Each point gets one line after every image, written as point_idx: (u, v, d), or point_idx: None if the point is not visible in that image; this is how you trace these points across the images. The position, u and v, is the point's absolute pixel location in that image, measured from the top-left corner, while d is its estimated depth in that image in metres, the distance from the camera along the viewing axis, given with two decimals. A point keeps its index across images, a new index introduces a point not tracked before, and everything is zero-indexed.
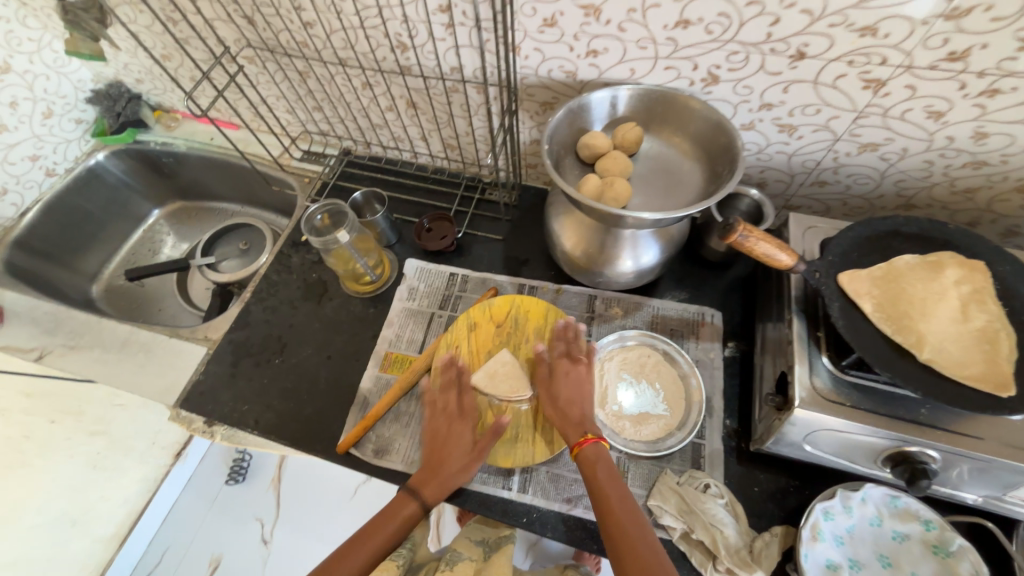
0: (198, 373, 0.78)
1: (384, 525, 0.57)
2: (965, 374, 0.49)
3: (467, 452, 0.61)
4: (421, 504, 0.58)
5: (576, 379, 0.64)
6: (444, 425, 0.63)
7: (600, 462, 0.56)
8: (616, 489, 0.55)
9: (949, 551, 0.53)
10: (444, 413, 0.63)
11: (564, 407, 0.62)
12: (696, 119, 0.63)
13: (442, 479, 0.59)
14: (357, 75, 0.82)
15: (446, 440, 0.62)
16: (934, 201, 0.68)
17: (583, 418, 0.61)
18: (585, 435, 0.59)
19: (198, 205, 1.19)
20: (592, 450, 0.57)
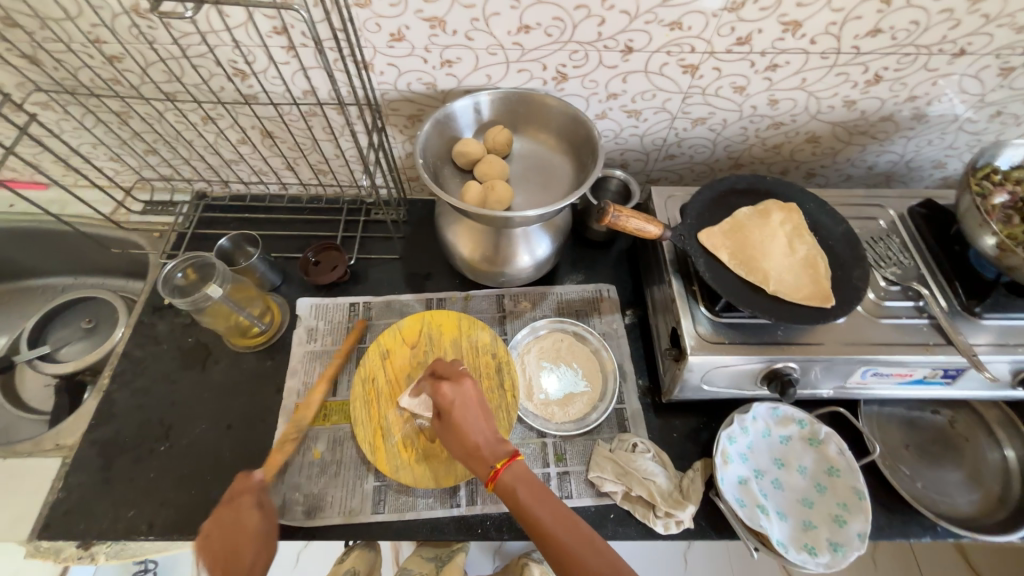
0: (57, 491, 0.64)
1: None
2: (801, 296, 0.60)
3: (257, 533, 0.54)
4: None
5: (466, 406, 0.58)
6: (224, 525, 0.54)
7: (517, 488, 0.53)
8: (545, 511, 0.51)
9: (819, 439, 0.64)
10: (220, 514, 0.54)
11: (467, 445, 0.56)
12: (556, 115, 0.67)
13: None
14: (192, 109, 0.73)
15: (229, 534, 0.53)
16: (755, 158, 0.82)
17: (486, 446, 0.56)
18: (494, 468, 0.54)
19: (10, 286, 0.96)
20: (507, 477, 0.54)
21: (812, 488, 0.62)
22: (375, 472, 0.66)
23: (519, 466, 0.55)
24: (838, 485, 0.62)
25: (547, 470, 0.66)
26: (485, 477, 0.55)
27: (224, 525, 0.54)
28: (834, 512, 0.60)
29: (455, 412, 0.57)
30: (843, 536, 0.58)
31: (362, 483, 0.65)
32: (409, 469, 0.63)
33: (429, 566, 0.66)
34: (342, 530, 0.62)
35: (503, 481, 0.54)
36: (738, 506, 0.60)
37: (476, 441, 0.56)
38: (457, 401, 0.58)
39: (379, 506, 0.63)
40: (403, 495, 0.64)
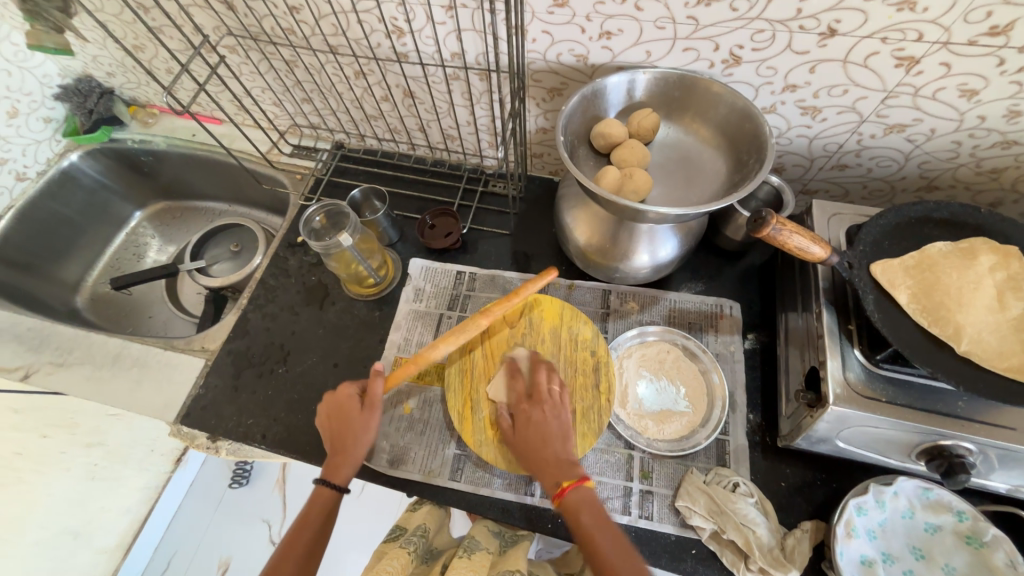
0: (198, 387, 0.75)
1: (309, 514, 0.55)
2: (1005, 365, 0.48)
3: (359, 420, 0.59)
4: (338, 482, 0.57)
5: (546, 417, 0.60)
6: (337, 409, 0.61)
7: (584, 507, 0.53)
8: (601, 529, 0.52)
9: (982, 541, 0.52)
10: (337, 398, 0.62)
11: (541, 451, 0.58)
12: (719, 104, 0.59)
13: (346, 449, 0.58)
14: (349, 63, 0.76)
15: (336, 417, 0.60)
16: (958, 182, 0.66)
17: (558, 459, 0.57)
18: (562, 484, 0.55)
19: (182, 204, 1.13)
20: (575, 496, 0.54)
21: None
22: (457, 440, 0.67)
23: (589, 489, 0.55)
24: None
25: (630, 485, 0.62)
26: (552, 490, 0.56)
27: (341, 408, 0.61)
28: None
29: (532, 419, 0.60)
30: None
31: (444, 447, 0.66)
32: (492, 447, 0.62)
33: (494, 542, 0.61)
34: (419, 487, 0.65)
35: (570, 495, 0.54)
36: None
37: (551, 451, 0.58)
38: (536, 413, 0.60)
39: (457, 474, 0.65)
40: (480, 470, 0.65)
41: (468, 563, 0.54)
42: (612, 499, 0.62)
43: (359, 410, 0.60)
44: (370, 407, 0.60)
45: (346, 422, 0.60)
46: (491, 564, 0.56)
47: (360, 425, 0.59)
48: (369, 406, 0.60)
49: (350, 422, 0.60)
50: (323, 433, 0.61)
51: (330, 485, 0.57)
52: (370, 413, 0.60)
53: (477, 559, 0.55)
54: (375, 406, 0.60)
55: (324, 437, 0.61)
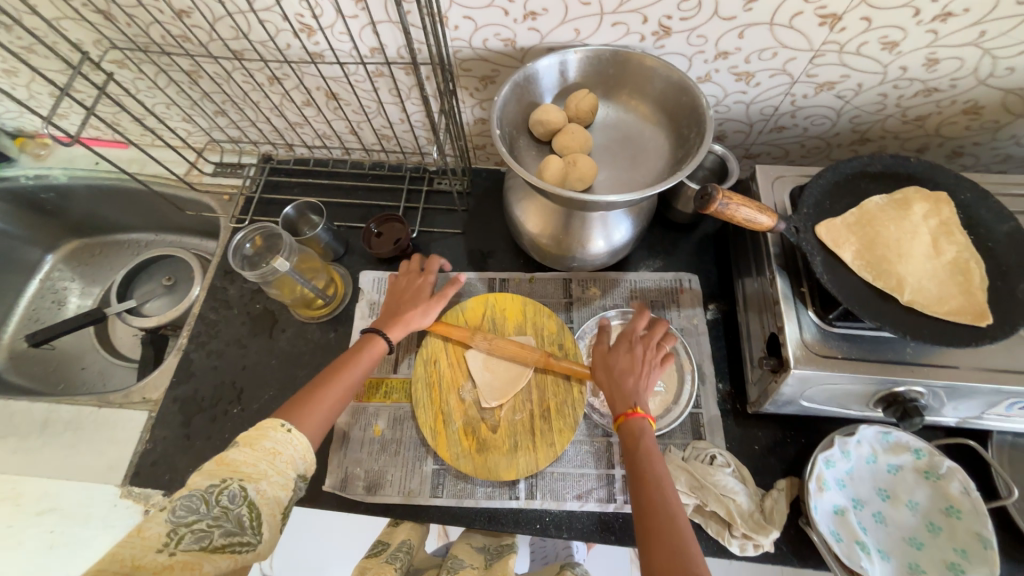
0: (145, 441, 0.69)
1: (356, 357, 0.57)
2: (945, 309, 0.50)
3: (426, 305, 0.63)
4: (387, 340, 0.60)
5: (646, 359, 0.56)
6: (408, 284, 0.65)
7: (642, 440, 0.50)
8: (656, 464, 0.48)
9: (938, 474, 0.55)
10: (409, 275, 0.66)
11: (621, 376, 0.55)
12: (655, 77, 0.58)
13: (406, 317, 0.62)
14: (259, 69, 0.69)
15: (404, 294, 0.65)
16: (887, 132, 0.68)
17: (637, 390, 0.54)
18: (633, 409, 0.52)
19: (100, 240, 1.03)
20: (637, 425, 0.51)
21: (922, 528, 0.54)
22: (434, 455, 0.64)
23: (649, 426, 0.51)
24: (958, 529, 0.53)
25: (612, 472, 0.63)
26: (617, 411, 0.53)
27: (412, 286, 0.65)
28: (949, 559, 0.52)
29: (631, 351, 0.57)
30: None
31: (421, 465, 0.64)
32: (470, 458, 0.60)
33: (478, 559, 0.62)
34: (400, 510, 0.62)
35: (630, 423, 0.51)
36: (834, 540, 0.53)
37: (631, 380, 0.54)
38: (639, 350, 0.57)
39: (438, 490, 0.63)
40: (462, 481, 0.63)
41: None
42: (596, 489, 0.62)
43: (428, 295, 0.64)
44: (438, 300, 0.64)
45: (413, 299, 0.64)
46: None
47: (424, 309, 0.63)
48: (438, 296, 0.64)
49: (418, 301, 0.63)
50: (388, 300, 0.65)
51: (380, 339, 0.59)
52: (436, 304, 0.63)
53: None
54: (443, 298, 0.63)
55: (388, 301, 0.65)
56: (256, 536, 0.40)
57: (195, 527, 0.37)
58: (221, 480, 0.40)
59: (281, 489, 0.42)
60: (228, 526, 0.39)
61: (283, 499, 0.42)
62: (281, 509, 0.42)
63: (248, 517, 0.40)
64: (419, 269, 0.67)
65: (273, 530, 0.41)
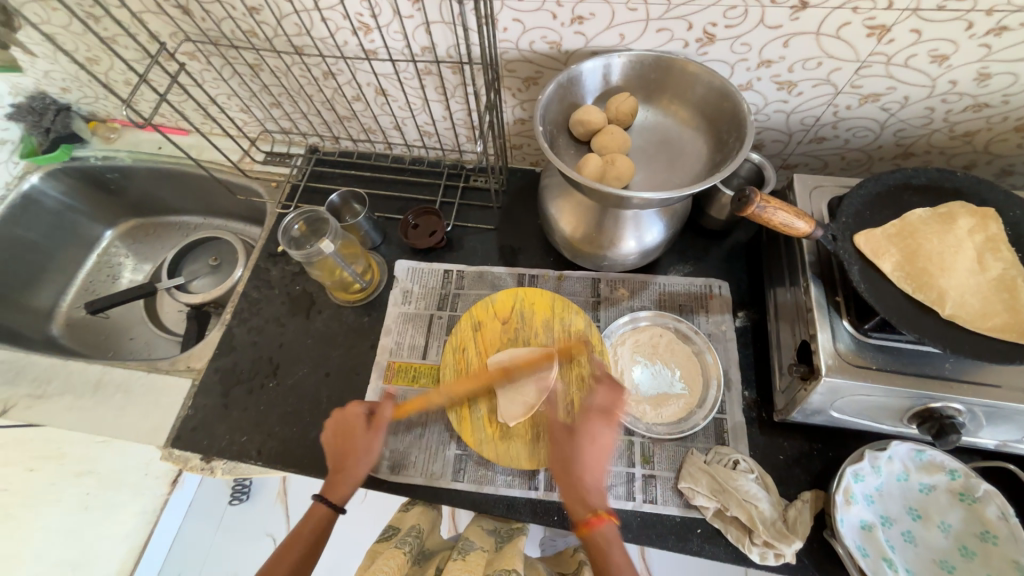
0: (186, 408, 0.73)
1: (300, 534, 0.53)
2: (988, 325, 0.49)
3: (365, 442, 0.58)
4: (335, 504, 0.55)
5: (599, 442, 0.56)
6: (342, 425, 0.59)
7: (611, 543, 0.50)
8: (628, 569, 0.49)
9: (974, 497, 0.53)
10: (344, 416, 0.60)
11: (577, 472, 0.54)
12: (697, 84, 0.59)
13: (349, 472, 0.56)
14: (316, 64, 0.74)
15: (341, 434, 0.59)
16: (932, 147, 0.67)
17: (595, 487, 0.54)
18: (597, 514, 0.52)
19: (154, 220, 1.09)
20: (602, 532, 0.51)
21: (954, 551, 0.53)
22: (457, 441, 0.66)
23: (613, 527, 0.52)
24: (993, 554, 0.51)
25: (632, 471, 0.63)
26: (579, 517, 0.52)
27: (349, 425, 0.59)
28: None
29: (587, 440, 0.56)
30: None
31: (444, 449, 0.66)
32: (492, 445, 0.62)
33: (488, 540, 0.60)
34: (422, 491, 0.64)
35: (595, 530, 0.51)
36: (860, 555, 0.52)
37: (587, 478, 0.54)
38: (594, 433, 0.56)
39: (459, 475, 0.64)
40: (483, 468, 0.64)
41: (462, 565, 0.54)
42: (616, 486, 0.62)
43: (366, 431, 0.59)
44: (377, 430, 0.58)
45: (352, 443, 0.58)
46: (486, 563, 0.55)
47: (366, 447, 0.57)
48: (376, 426, 0.59)
49: (359, 442, 0.58)
50: (327, 448, 0.59)
51: (325, 506, 0.55)
52: (377, 435, 0.58)
53: (471, 560, 0.55)
54: (382, 425, 0.58)
55: (329, 442, 0.59)
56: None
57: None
58: None
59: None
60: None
61: None
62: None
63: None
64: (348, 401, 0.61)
65: None
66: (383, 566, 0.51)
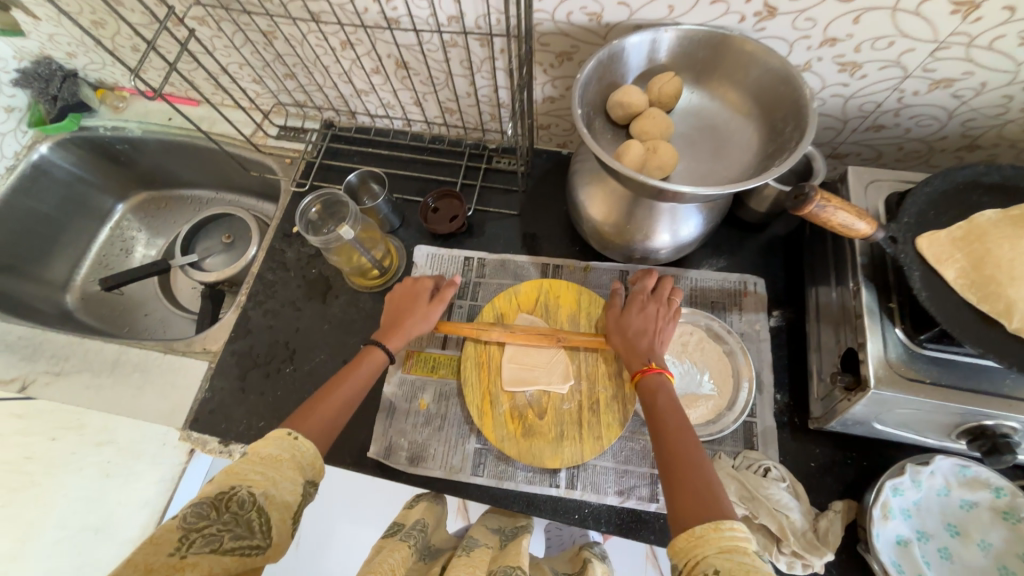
0: (204, 390, 0.72)
1: (357, 367, 0.57)
2: None
3: (425, 309, 0.63)
4: (388, 353, 0.60)
5: (657, 314, 0.60)
6: (405, 292, 0.65)
7: (660, 391, 0.53)
8: (674, 416, 0.50)
9: (1019, 516, 0.51)
10: (407, 285, 0.66)
11: (635, 339, 0.58)
12: (752, 65, 0.54)
13: (407, 327, 0.62)
14: (333, 33, 0.69)
15: (405, 296, 0.65)
16: (1003, 139, 0.61)
17: (651, 349, 0.57)
18: (648, 364, 0.55)
19: (166, 194, 1.07)
20: (657, 379, 0.54)
21: (994, 571, 0.51)
22: (478, 434, 0.65)
23: (665, 379, 0.54)
24: None
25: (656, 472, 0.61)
26: (634, 371, 0.56)
27: (412, 294, 0.65)
28: None
29: (643, 311, 0.61)
30: None
31: (464, 442, 0.64)
32: (514, 442, 0.60)
33: (494, 539, 0.58)
34: (440, 483, 0.63)
35: (648, 377, 0.54)
36: (895, 571, 0.51)
37: (646, 341, 0.58)
38: (652, 307, 0.61)
39: (478, 469, 0.63)
40: (503, 463, 0.63)
41: (467, 560, 0.51)
42: (639, 487, 0.61)
43: (427, 300, 0.64)
44: (438, 304, 0.64)
45: (413, 305, 0.64)
46: (491, 559, 0.53)
47: (424, 314, 0.63)
48: (437, 300, 0.64)
49: (417, 308, 0.63)
50: (388, 309, 0.64)
51: (381, 350, 0.59)
52: (436, 307, 0.64)
53: (476, 556, 0.52)
54: (443, 301, 0.64)
55: (389, 307, 0.64)
56: (265, 539, 0.37)
57: (205, 532, 0.35)
58: (228, 488, 0.38)
59: (289, 495, 0.40)
60: (239, 528, 0.36)
61: (293, 501, 0.40)
62: (292, 513, 0.39)
63: (258, 523, 0.37)
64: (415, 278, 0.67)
65: (286, 532, 0.39)
66: (387, 557, 0.48)
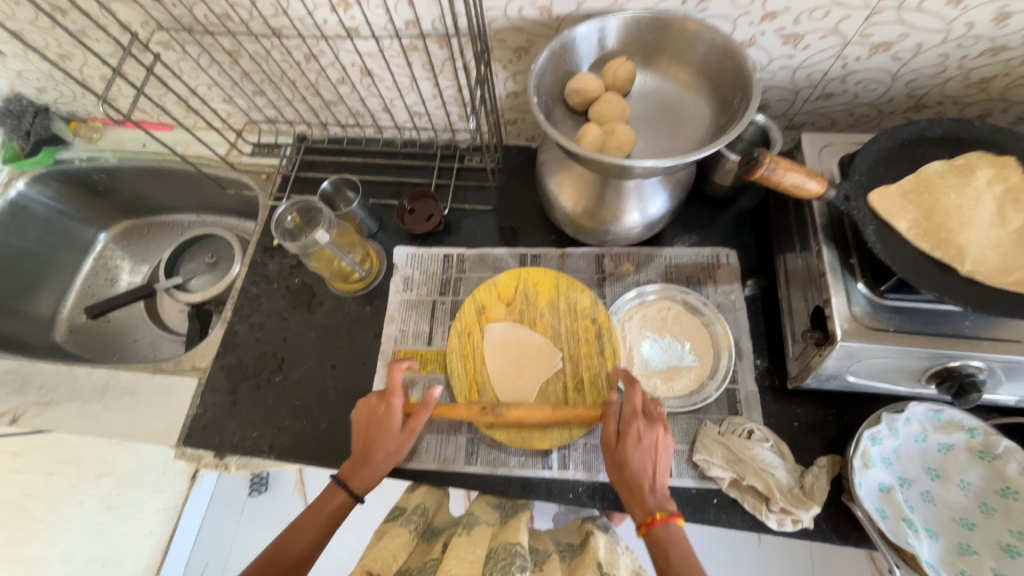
0: (195, 407, 0.72)
1: (321, 507, 0.56)
2: (1010, 280, 0.47)
3: (396, 439, 0.58)
4: (355, 491, 0.57)
5: (650, 453, 0.53)
6: (367, 415, 0.60)
7: (673, 547, 0.49)
8: (692, 569, 0.47)
9: (994, 454, 0.53)
10: (371, 399, 0.60)
11: (633, 475, 0.52)
12: (698, 43, 0.56)
13: (375, 463, 0.58)
14: (297, 46, 0.71)
15: (369, 426, 0.59)
16: (946, 97, 0.64)
17: (652, 488, 0.52)
18: (654, 517, 0.50)
19: (147, 221, 1.08)
20: (663, 531, 0.50)
21: (974, 508, 0.53)
22: (469, 425, 0.66)
23: (678, 527, 0.50)
24: (1014, 510, 0.51)
25: None
26: (637, 519, 0.52)
27: (377, 416, 0.59)
28: (1003, 540, 0.50)
29: (639, 446, 0.53)
30: (1013, 569, 0.49)
31: (456, 434, 0.65)
32: (504, 428, 0.61)
33: (494, 516, 0.60)
34: (435, 476, 0.64)
35: (656, 531, 0.50)
36: (879, 517, 0.52)
37: (647, 480, 0.52)
38: (643, 441, 0.53)
39: (472, 458, 0.64)
40: (496, 450, 0.64)
41: (467, 539, 0.54)
42: None
43: (398, 426, 0.59)
44: (409, 432, 0.59)
45: (380, 430, 0.59)
46: (492, 537, 0.55)
47: (394, 444, 0.58)
48: (406, 429, 0.59)
49: (387, 435, 0.58)
50: (354, 433, 0.60)
51: (344, 493, 0.57)
52: (409, 433, 0.59)
53: (475, 535, 0.54)
54: (411, 433, 0.59)
55: (358, 425, 0.60)
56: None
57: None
58: None
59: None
60: None
61: None
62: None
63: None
64: (378, 394, 0.61)
65: None
66: (388, 543, 0.52)
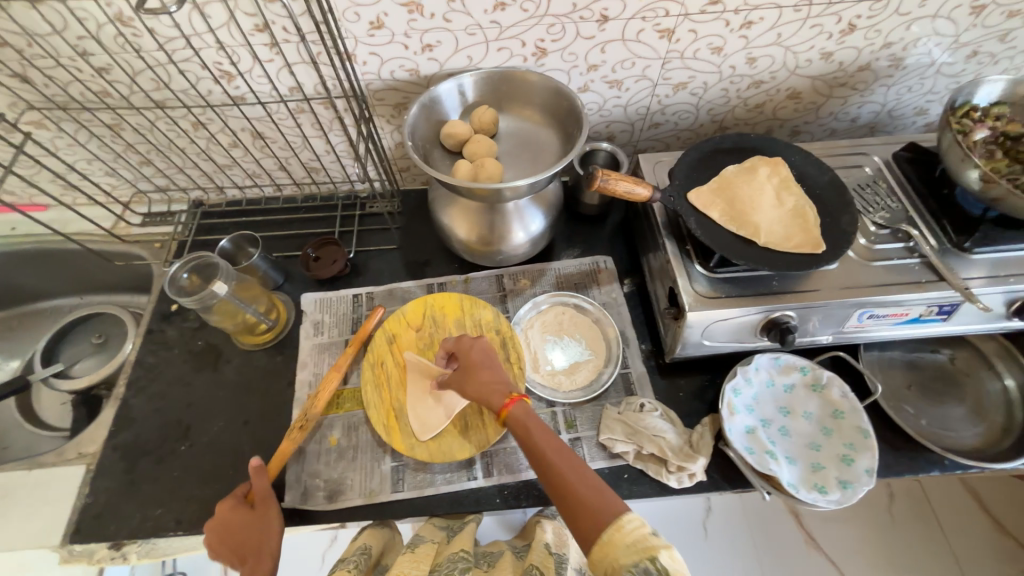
0: (85, 496, 0.66)
1: None
2: (792, 245, 0.62)
3: (264, 513, 0.58)
4: None
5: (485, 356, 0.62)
6: (224, 525, 0.56)
7: (526, 418, 0.54)
8: (545, 435, 0.52)
9: (822, 385, 0.66)
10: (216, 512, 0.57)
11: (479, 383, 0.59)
12: (539, 90, 0.69)
13: (266, 546, 0.55)
14: (182, 116, 0.74)
15: (230, 531, 0.56)
16: (739, 120, 0.83)
17: (496, 386, 0.58)
18: (508, 397, 0.56)
19: (18, 311, 0.98)
20: (516, 411, 0.55)
21: (818, 433, 0.64)
22: (392, 453, 0.67)
23: (526, 405, 0.56)
24: (844, 426, 0.63)
25: (560, 437, 0.68)
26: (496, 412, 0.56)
27: (231, 517, 0.57)
28: (841, 453, 0.62)
29: (472, 355, 0.62)
30: (851, 474, 0.59)
31: (380, 464, 0.66)
32: (424, 446, 0.64)
33: (439, 535, 0.63)
34: (363, 511, 0.63)
35: (511, 413, 0.55)
36: (748, 454, 0.62)
37: (489, 380, 0.59)
38: (476, 350, 0.62)
39: (398, 485, 0.65)
40: (421, 472, 0.66)
41: (411, 556, 0.56)
42: None
43: (257, 507, 0.58)
44: (267, 501, 0.59)
45: (247, 522, 0.56)
46: (436, 554, 0.58)
47: (266, 518, 0.57)
48: (265, 500, 0.59)
49: (253, 517, 0.57)
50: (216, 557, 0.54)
51: None
52: (268, 504, 0.59)
53: (420, 552, 0.57)
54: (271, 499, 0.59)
55: (218, 547, 0.55)
56: None
57: None
58: None
59: None
60: None
61: None
62: None
63: None
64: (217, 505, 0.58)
65: None
66: None
